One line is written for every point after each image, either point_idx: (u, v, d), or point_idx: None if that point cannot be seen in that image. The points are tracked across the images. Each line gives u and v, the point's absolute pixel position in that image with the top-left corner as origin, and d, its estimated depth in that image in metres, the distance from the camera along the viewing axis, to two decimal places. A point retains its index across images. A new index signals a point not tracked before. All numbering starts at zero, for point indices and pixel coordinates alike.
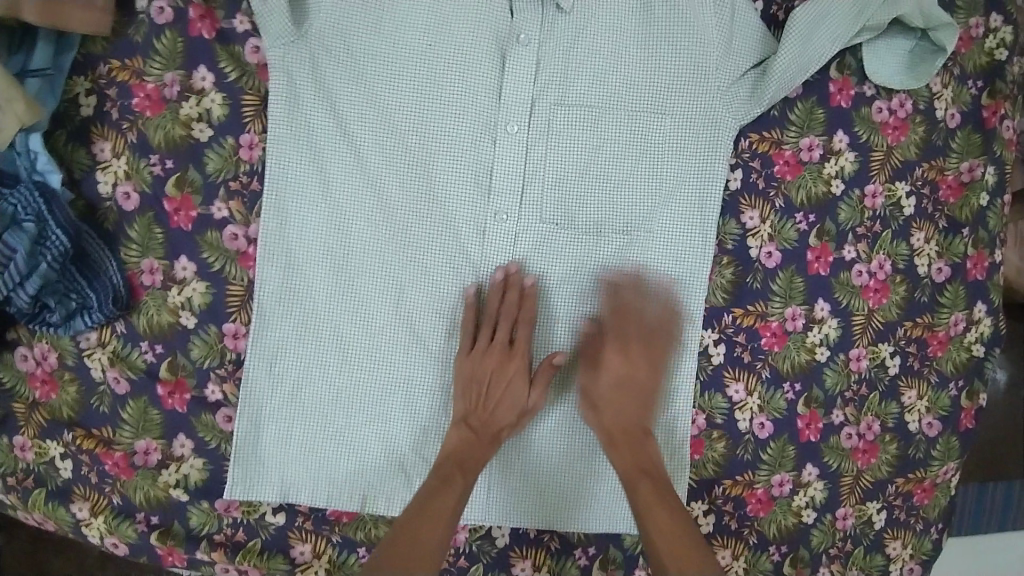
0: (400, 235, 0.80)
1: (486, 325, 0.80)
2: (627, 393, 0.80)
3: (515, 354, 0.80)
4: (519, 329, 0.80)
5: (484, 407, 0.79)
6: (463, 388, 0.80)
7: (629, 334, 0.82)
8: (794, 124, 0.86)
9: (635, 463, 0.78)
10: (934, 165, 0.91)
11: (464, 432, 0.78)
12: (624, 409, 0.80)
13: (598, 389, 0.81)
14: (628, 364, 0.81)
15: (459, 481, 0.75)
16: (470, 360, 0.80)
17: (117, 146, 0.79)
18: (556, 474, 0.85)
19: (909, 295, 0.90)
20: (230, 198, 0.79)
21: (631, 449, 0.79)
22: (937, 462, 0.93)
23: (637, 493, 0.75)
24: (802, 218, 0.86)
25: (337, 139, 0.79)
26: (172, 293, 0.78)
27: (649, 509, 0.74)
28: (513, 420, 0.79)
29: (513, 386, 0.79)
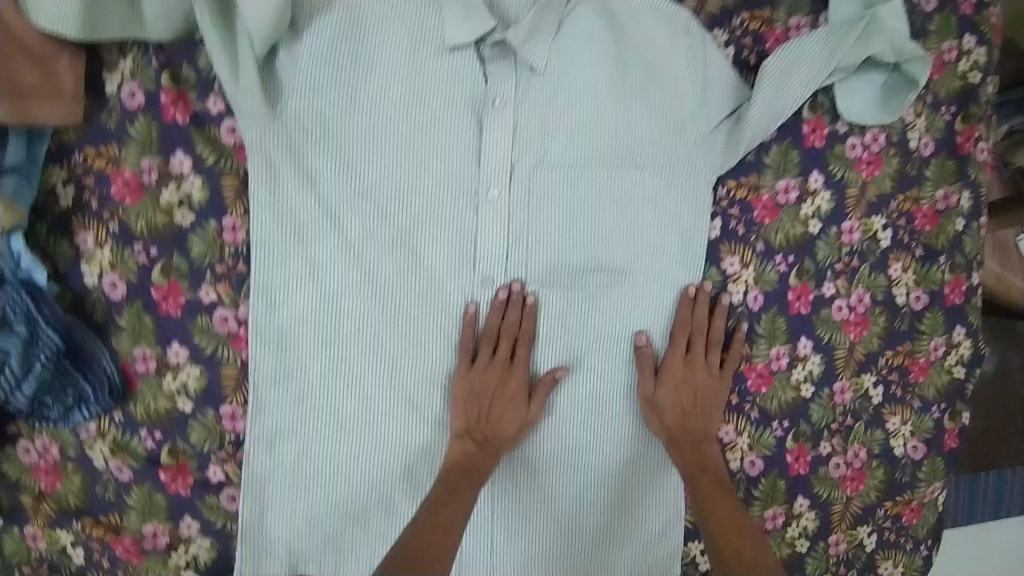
0: (389, 305, 0.81)
1: (485, 342, 0.81)
2: (691, 403, 0.85)
3: (515, 370, 0.82)
4: (519, 349, 0.82)
5: (488, 419, 0.81)
6: (462, 403, 0.81)
7: (710, 350, 0.85)
8: (770, 167, 0.87)
9: (695, 462, 0.83)
10: (909, 196, 0.93)
11: (469, 444, 0.80)
12: (690, 417, 0.85)
13: (663, 398, 0.84)
14: (697, 376, 0.85)
15: (465, 489, 0.78)
16: (470, 376, 0.81)
17: (99, 235, 0.79)
18: (560, 493, 0.86)
19: (889, 325, 0.93)
20: (217, 282, 0.79)
21: (693, 451, 0.84)
22: (923, 483, 0.96)
23: (701, 488, 0.81)
24: (782, 260, 0.88)
25: (320, 216, 0.79)
26: (166, 379, 0.80)
27: (712, 503, 0.80)
28: (515, 432, 0.82)
29: (513, 403, 0.81)
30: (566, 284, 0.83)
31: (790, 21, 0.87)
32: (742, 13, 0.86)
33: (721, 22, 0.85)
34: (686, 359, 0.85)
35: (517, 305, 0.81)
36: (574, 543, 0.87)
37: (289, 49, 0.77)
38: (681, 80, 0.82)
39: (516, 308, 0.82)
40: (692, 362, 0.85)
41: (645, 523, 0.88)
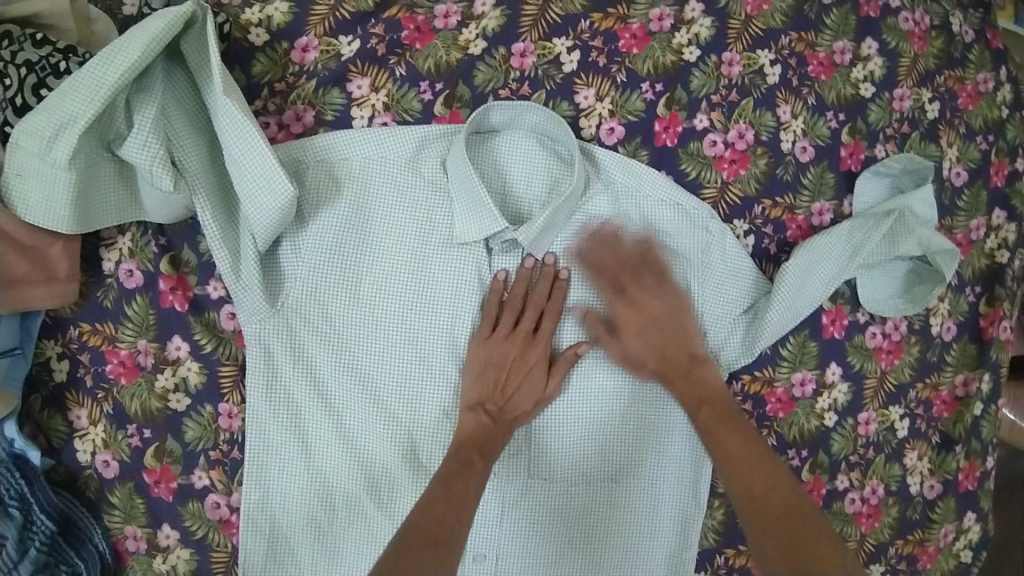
0: (384, 496, 0.78)
1: (510, 310, 0.77)
2: (664, 334, 0.79)
3: (537, 343, 0.77)
4: (544, 322, 0.78)
5: (503, 393, 0.77)
6: (478, 373, 0.77)
7: (642, 274, 0.79)
8: (786, 360, 0.84)
9: (693, 392, 0.79)
10: (928, 382, 0.90)
11: (481, 415, 0.76)
12: (672, 349, 0.80)
13: (633, 348, 0.79)
14: (664, 299, 0.79)
15: (479, 464, 0.74)
16: (490, 344, 0.77)
17: (93, 413, 0.78)
18: (585, 475, 0.81)
19: (901, 514, 0.91)
20: (211, 467, 0.78)
21: (689, 380, 0.79)
22: None
23: (702, 424, 0.77)
24: (794, 454, 0.85)
25: (317, 407, 0.77)
26: (156, 560, 0.79)
27: (714, 432, 0.76)
28: (530, 408, 0.78)
29: (531, 376, 0.77)
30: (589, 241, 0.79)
31: (814, 205, 0.85)
32: (763, 201, 0.83)
33: (742, 211, 0.83)
34: (625, 301, 0.79)
35: (549, 276, 0.77)
36: (607, 524, 0.83)
37: (294, 239, 0.76)
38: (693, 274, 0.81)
39: (547, 280, 0.77)
40: (632, 300, 0.79)
41: (659, 514, 0.84)
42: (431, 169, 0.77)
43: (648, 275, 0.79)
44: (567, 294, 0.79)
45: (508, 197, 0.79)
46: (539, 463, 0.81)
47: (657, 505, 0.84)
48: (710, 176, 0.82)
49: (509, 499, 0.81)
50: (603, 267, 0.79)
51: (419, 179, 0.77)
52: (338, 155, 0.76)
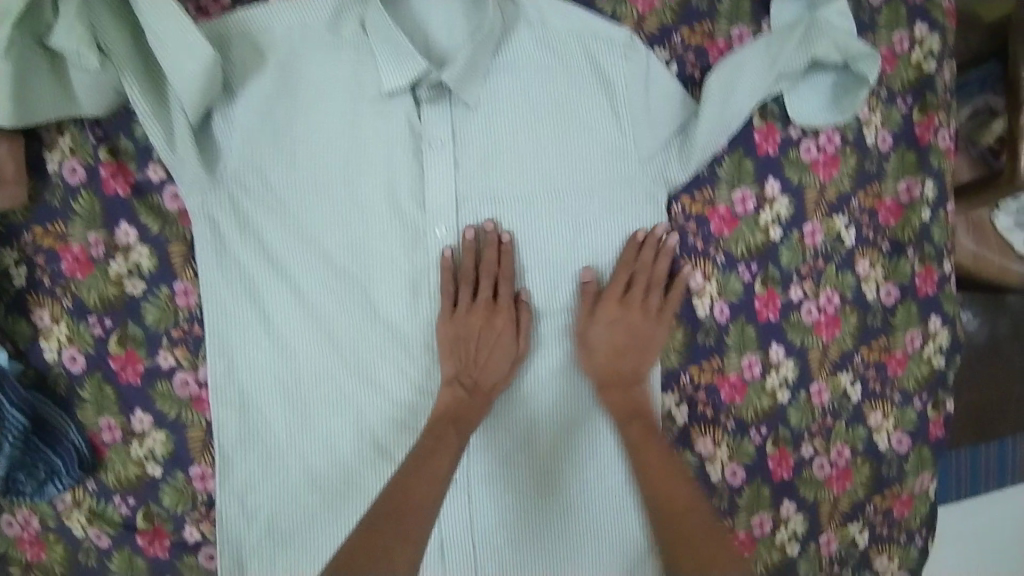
0: (349, 356, 0.79)
1: (470, 281, 0.80)
2: (625, 338, 0.82)
3: (501, 308, 0.80)
4: (502, 287, 0.80)
5: (475, 360, 0.80)
6: (448, 346, 0.79)
7: (643, 285, 0.83)
8: (725, 179, 0.87)
9: (628, 405, 0.81)
10: (869, 192, 0.92)
11: (458, 389, 0.78)
12: (623, 358, 0.82)
13: (596, 339, 0.82)
14: (631, 313, 0.82)
15: (453, 437, 0.76)
16: (453, 317, 0.79)
17: (54, 311, 0.79)
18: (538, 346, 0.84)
19: (861, 322, 0.92)
20: (174, 346, 0.79)
21: (625, 395, 0.82)
22: (911, 475, 0.96)
23: (631, 437, 0.80)
24: (744, 269, 0.88)
25: (267, 273, 0.78)
26: (133, 447, 0.80)
27: (643, 446, 0.79)
28: (507, 369, 0.80)
29: (502, 339, 0.80)
30: (507, 88, 0.81)
31: (733, 30, 0.87)
32: (681, 29, 0.86)
33: (662, 41, 0.86)
34: (623, 299, 0.82)
35: (493, 242, 0.80)
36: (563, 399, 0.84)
37: (223, 112, 0.77)
38: (619, 92, 0.82)
39: (493, 248, 0.80)
40: (628, 301, 0.82)
41: None
42: (350, 30, 0.78)
43: (659, 287, 0.83)
44: (498, 139, 0.81)
45: (431, 47, 0.81)
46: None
47: None
48: (626, 11, 0.85)
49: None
50: (629, 260, 0.82)
51: (339, 41, 0.78)
52: (256, 24, 0.77)
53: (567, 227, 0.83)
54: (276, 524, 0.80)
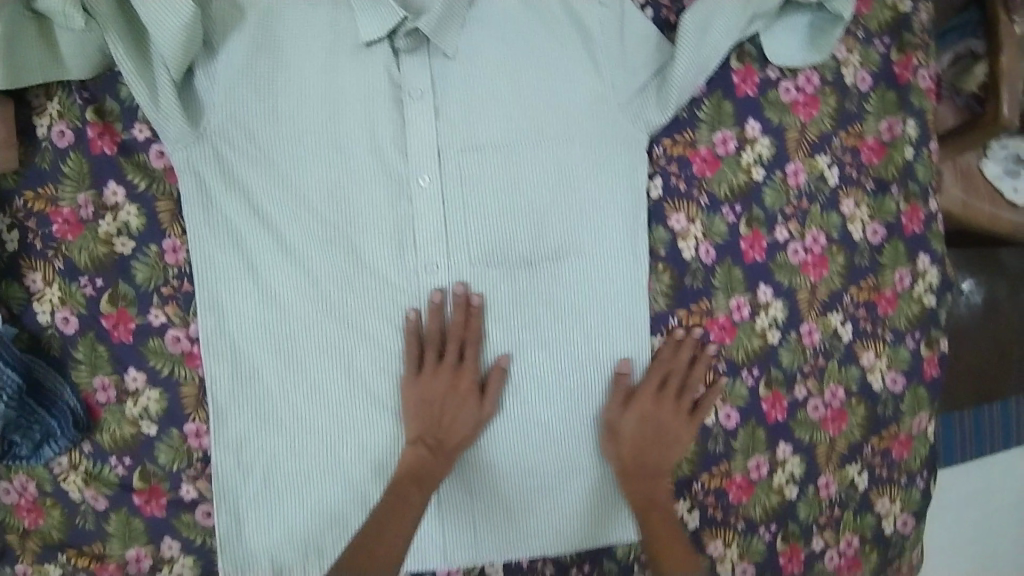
0: (337, 306, 0.80)
1: (434, 344, 0.81)
2: (650, 436, 0.84)
3: (464, 372, 0.81)
4: (467, 352, 0.81)
5: (441, 424, 0.81)
6: (418, 409, 0.80)
7: (668, 385, 0.85)
8: (705, 121, 0.87)
9: (645, 495, 0.84)
10: (851, 131, 0.92)
11: (422, 449, 0.80)
12: (649, 450, 0.84)
13: (626, 425, 0.84)
14: (663, 411, 0.84)
15: (416, 495, 0.78)
16: (419, 382, 0.80)
17: (47, 274, 0.80)
18: (525, 294, 0.84)
19: (849, 262, 0.92)
20: (165, 303, 0.80)
21: (646, 485, 0.84)
22: (909, 415, 0.96)
23: (650, 529, 0.82)
24: (729, 211, 0.87)
25: (254, 224, 0.79)
26: (127, 406, 0.80)
27: (658, 538, 0.81)
28: (471, 432, 0.82)
29: (467, 404, 0.81)
30: (484, 38, 0.82)
31: None
32: None
33: None
34: (657, 392, 0.84)
35: (460, 306, 0.81)
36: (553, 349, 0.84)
37: (207, 69, 0.78)
38: (594, 37, 0.83)
39: (461, 312, 0.81)
40: (663, 395, 0.84)
41: (614, 291, 0.85)
42: None
43: (693, 384, 0.85)
44: (477, 87, 0.82)
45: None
46: (478, 251, 0.82)
47: (604, 284, 0.85)
48: None
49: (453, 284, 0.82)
50: (666, 359, 0.85)
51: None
52: None
53: (550, 172, 0.83)
54: (269, 476, 0.80)
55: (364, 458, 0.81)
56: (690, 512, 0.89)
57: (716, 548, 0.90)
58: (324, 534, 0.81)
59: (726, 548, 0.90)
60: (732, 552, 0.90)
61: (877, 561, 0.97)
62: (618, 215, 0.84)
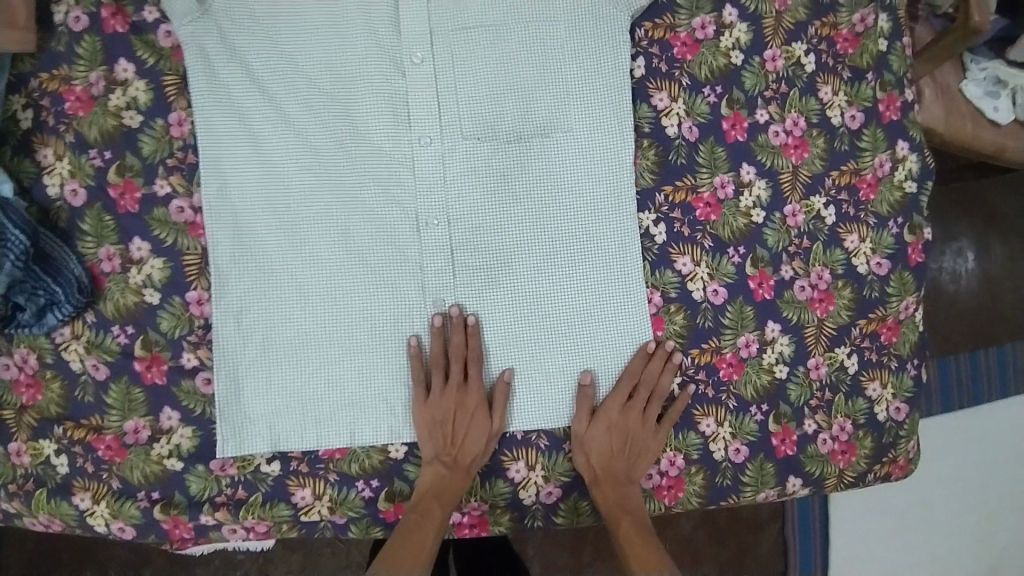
0: (335, 177, 0.85)
1: (439, 367, 0.84)
2: (617, 444, 0.85)
3: (471, 387, 0.83)
4: (470, 369, 0.84)
5: (454, 443, 0.83)
6: (430, 431, 0.83)
7: (636, 400, 0.86)
8: (683, 7, 0.92)
9: (619, 504, 0.83)
10: (827, 22, 0.97)
11: (439, 468, 0.82)
12: (615, 459, 0.84)
13: (594, 435, 0.85)
14: (630, 421, 0.85)
15: (437, 512, 0.80)
16: (427, 403, 0.83)
17: (58, 149, 0.83)
18: (508, 166, 0.87)
19: (829, 146, 0.95)
20: (170, 174, 0.83)
21: (616, 493, 0.84)
22: (896, 298, 0.97)
23: (622, 533, 0.82)
24: (710, 92, 0.92)
25: (259, 99, 0.84)
26: (131, 274, 0.82)
27: (627, 540, 0.81)
28: (483, 448, 0.83)
29: (476, 419, 0.83)
30: None
31: None
32: None
33: None
34: (625, 406, 0.86)
35: (459, 326, 0.84)
36: (539, 222, 0.87)
37: None
38: None
39: (460, 332, 0.84)
40: (631, 408, 0.85)
41: (595, 167, 0.88)
42: None
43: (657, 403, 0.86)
44: None
45: None
46: (470, 127, 0.87)
47: (587, 159, 0.88)
48: None
49: (446, 154, 0.86)
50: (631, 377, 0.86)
51: None
52: None
53: (534, 54, 0.88)
54: (270, 342, 0.83)
55: (359, 322, 0.84)
56: (682, 389, 0.89)
57: (708, 426, 0.89)
58: (321, 399, 0.83)
59: (718, 427, 0.89)
60: (724, 430, 0.89)
61: (872, 447, 0.96)
62: (596, 95, 0.89)
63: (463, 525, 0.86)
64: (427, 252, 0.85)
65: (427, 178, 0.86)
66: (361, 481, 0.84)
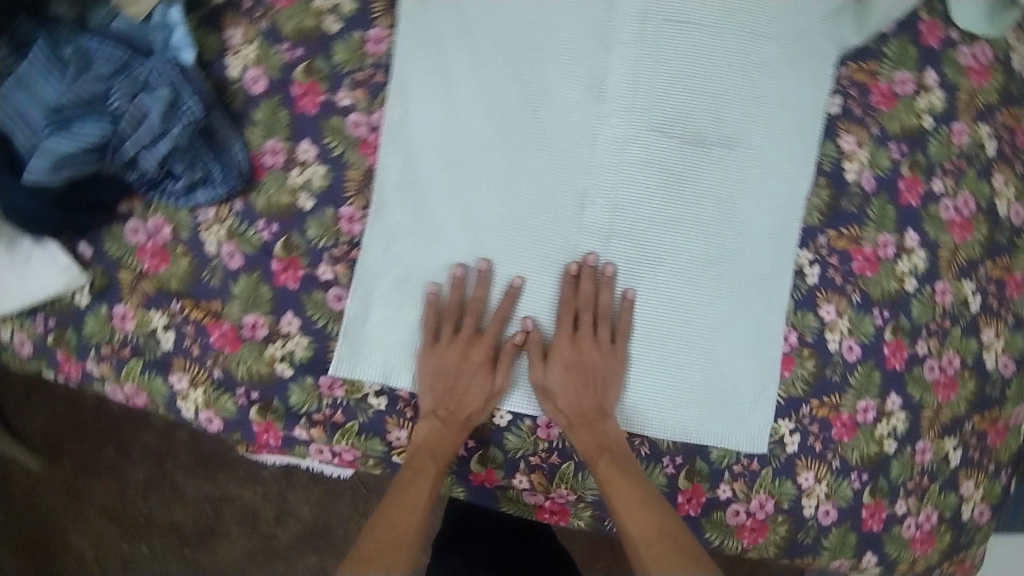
0: (513, 133, 0.81)
1: (451, 317, 0.80)
2: (582, 382, 0.81)
3: (481, 342, 0.80)
4: (489, 325, 0.81)
5: (451, 394, 0.80)
6: (430, 382, 0.80)
7: (599, 325, 0.82)
8: (889, 58, 0.89)
9: (597, 441, 0.79)
10: (1011, 111, 0.93)
11: (433, 423, 0.79)
12: (586, 395, 0.81)
13: (555, 380, 0.80)
14: (586, 355, 0.81)
15: (428, 471, 0.77)
16: (433, 352, 0.80)
17: (248, 32, 0.81)
18: (683, 166, 0.83)
19: (990, 235, 0.92)
20: (355, 88, 0.81)
21: (593, 433, 0.80)
22: (1011, 402, 0.95)
23: (602, 473, 0.77)
24: (895, 148, 0.88)
25: (458, 34, 0.81)
26: (293, 173, 0.80)
27: (611, 482, 0.77)
28: (481, 403, 0.80)
29: (475, 374, 0.80)
30: None
31: None
32: None
33: None
34: (572, 339, 0.82)
35: (483, 280, 0.80)
36: (699, 232, 0.84)
37: None
38: None
39: (484, 286, 0.80)
40: (579, 340, 0.81)
41: (769, 192, 0.85)
42: None
43: (606, 326, 0.82)
44: None
45: None
46: (660, 117, 0.82)
47: (762, 182, 0.85)
48: None
49: (627, 138, 0.82)
50: (568, 300, 0.81)
51: None
52: None
53: (740, 61, 0.83)
54: (409, 279, 0.81)
55: (497, 284, 0.82)
56: (791, 435, 0.87)
57: (806, 479, 0.87)
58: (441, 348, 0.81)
59: (816, 483, 0.87)
60: (821, 488, 0.87)
61: (948, 543, 0.93)
62: (786, 123, 0.84)
63: (543, 510, 0.86)
64: (583, 232, 0.82)
65: (603, 160, 0.82)
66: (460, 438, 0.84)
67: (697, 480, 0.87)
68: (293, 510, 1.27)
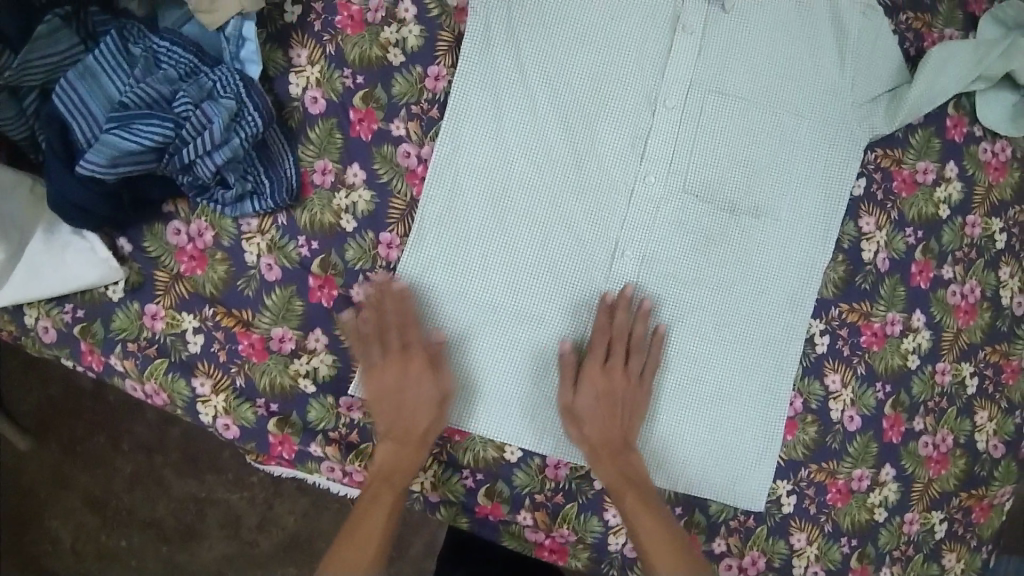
0: (554, 179, 0.84)
1: (388, 333, 0.78)
2: (611, 413, 0.81)
3: (404, 353, 0.78)
4: (403, 333, 0.79)
5: (400, 412, 0.78)
6: (376, 405, 0.78)
7: (630, 355, 0.83)
8: (914, 147, 0.93)
9: (623, 471, 0.81)
10: None
11: (388, 444, 0.78)
12: (615, 427, 0.81)
13: (584, 407, 0.81)
14: (617, 384, 0.82)
15: (391, 493, 0.78)
16: (373, 374, 0.78)
17: (314, 53, 0.83)
18: (711, 223, 0.87)
19: (992, 321, 0.97)
20: (410, 119, 0.84)
21: (620, 464, 0.81)
22: (997, 483, 0.98)
23: (629, 505, 0.79)
24: (911, 233, 0.93)
25: (515, 80, 0.84)
26: (339, 194, 0.83)
27: (637, 514, 0.79)
28: (432, 410, 0.79)
29: (419, 385, 0.78)
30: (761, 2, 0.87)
31: (946, 31, 0.96)
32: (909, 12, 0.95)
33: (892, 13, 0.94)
34: (605, 366, 0.82)
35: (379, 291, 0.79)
36: (721, 289, 0.87)
37: None
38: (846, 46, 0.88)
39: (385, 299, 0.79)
40: (611, 368, 0.82)
41: (790, 259, 0.88)
42: None
43: (637, 358, 0.83)
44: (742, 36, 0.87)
45: None
46: (696, 179, 0.86)
47: (784, 250, 0.88)
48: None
49: (663, 194, 0.86)
50: (604, 328, 0.82)
51: None
52: None
53: (775, 136, 0.88)
54: (439, 306, 0.83)
55: (523, 317, 0.84)
56: (788, 496, 0.90)
57: (798, 541, 0.90)
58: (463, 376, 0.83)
59: (807, 544, 0.90)
60: (811, 549, 0.90)
61: None
62: (812, 199, 0.89)
63: (543, 548, 0.87)
64: (611, 278, 0.85)
65: (637, 214, 0.85)
66: (468, 470, 0.85)
67: (694, 532, 0.89)
68: (276, 519, 1.27)
